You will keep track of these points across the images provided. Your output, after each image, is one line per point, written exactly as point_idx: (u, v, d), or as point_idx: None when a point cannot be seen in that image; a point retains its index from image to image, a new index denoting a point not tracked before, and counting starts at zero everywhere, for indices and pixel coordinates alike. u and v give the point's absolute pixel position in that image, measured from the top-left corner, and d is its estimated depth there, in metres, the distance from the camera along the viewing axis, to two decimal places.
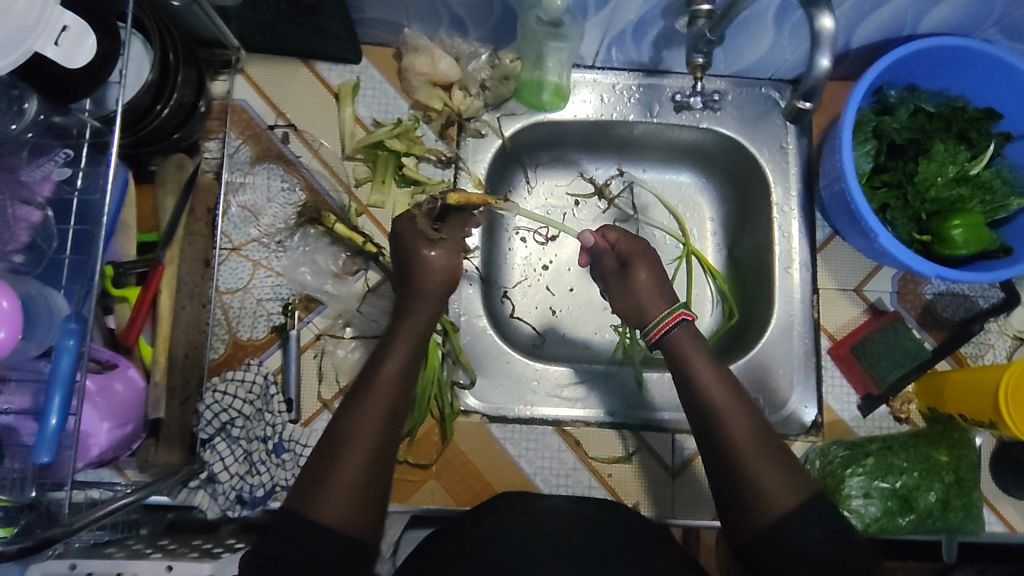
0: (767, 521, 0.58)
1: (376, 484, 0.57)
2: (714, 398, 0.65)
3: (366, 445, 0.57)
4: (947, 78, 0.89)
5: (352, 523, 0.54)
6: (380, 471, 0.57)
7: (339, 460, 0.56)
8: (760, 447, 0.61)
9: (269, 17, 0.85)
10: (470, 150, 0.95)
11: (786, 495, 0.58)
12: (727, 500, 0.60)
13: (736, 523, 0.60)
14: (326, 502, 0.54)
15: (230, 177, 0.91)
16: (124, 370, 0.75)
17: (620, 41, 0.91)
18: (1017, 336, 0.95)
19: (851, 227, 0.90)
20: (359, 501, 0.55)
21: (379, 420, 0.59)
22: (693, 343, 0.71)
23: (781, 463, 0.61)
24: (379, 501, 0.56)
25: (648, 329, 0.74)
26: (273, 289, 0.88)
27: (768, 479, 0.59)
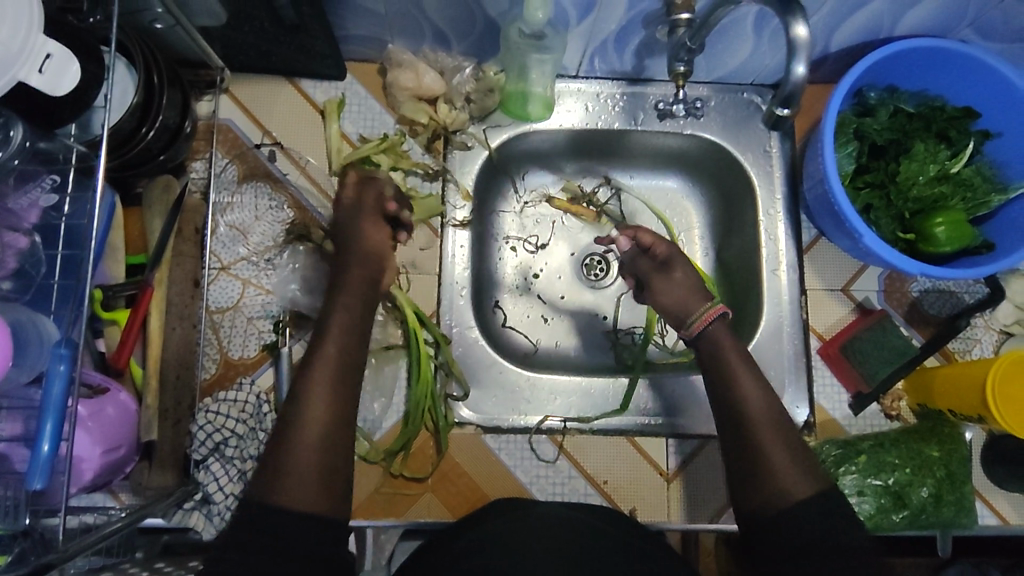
0: (784, 503, 0.60)
1: (334, 465, 0.60)
2: (741, 390, 0.67)
3: (319, 428, 0.60)
4: (925, 79, 0.90)
5: (315, 502, 0.58)
6: (336, 452, 0.60)
7: (292, 446, 0.59)
8: (778, 440, 0.64)
9: (253, 37, 0.85)
10: (456, 162, 0.96)
11: (804, 487, 0.61)
12: (742, 485, 0.63)
13: (751, 510, 0.62)
14: (285, 489, 0.57)
15: (217, 198, 0.91)
16: (115, 395, 0.75)
17: (603, 51, 0.92)
18: (1004, 331, 0.96)
19: (836, 228, 0.91)
20: (317, 482, 0.58)
21: (326, 404, 0.62)
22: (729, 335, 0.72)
23: (801, 457, 0.63)
24: (337, 479, 0.60)
25: (691, 322, 0.74)
26: (263, 307, 0.88)
27: (785, 469, 0.62)
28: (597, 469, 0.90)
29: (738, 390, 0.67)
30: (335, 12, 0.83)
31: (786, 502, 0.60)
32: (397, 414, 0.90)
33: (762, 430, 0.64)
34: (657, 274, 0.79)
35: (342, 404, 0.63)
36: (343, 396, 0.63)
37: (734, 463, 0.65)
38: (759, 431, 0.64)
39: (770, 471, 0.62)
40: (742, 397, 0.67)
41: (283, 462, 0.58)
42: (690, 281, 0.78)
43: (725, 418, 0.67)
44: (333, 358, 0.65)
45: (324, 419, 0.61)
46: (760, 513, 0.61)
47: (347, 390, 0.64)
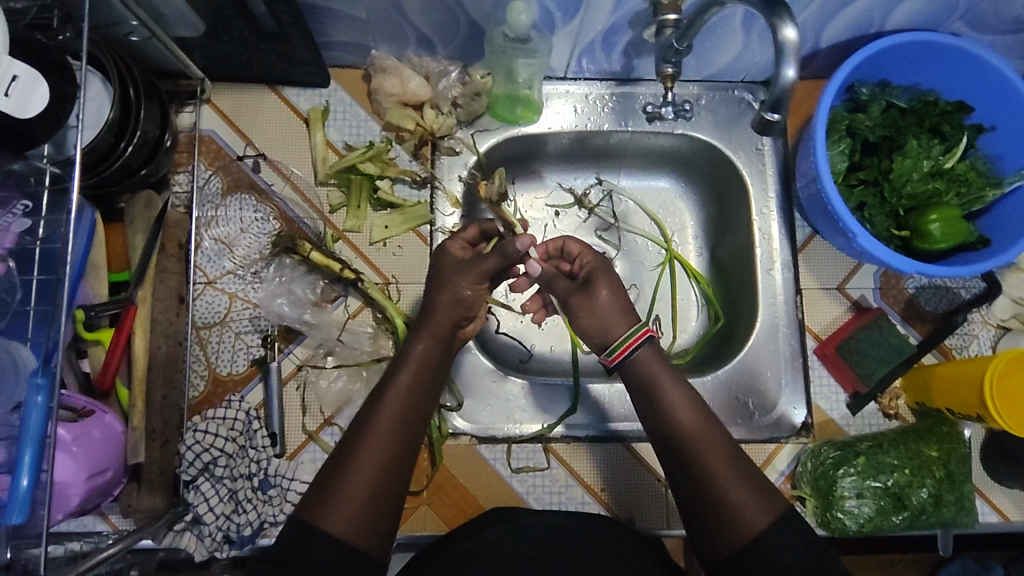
0: (743, 536, 0.60)
1: (384, 499, 0.60)
2: (679, 422, 0.66)
3: (377, 460, 0.60)
4: (918, 73, 0.89)
5: (356, 534, 0.57)
6: (389, 485, 0.60)
7: (351, 472, 0.60)
8: (729, 466, 0.64)
9: (233, 46, 0.84)
10: (444, 169, 0.94)
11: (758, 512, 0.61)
12: (702, 520, 0.63)
13: (708, 545, 0.62)
14: (332, 513, 0.57)
15: (200, 212, 0.88)
16: (101, 416, 0.74)
17: (591, 52, 0.90)
18: (1001, 326, 0.95)
19: (830, 227, 0.90)
20: (364, 514, 0.58)
21: (390, 439, 0.62)
22: (659, 362, 0.70)
23: (753, 485, 0.63)
24: (385, 515, 0.59)
25: (609, 352, 0.72)
26: (251, 321, 0.86)
27: (739, 498, 0.62)
28: (594, 477, 0.89)
29: (682, 425, 0.66)
30: (315, 19, 0.81)
31: (748, 530, 0.60)
32: None
33: (709, 461, 0.64)
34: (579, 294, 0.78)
35: (408, 442, 0.63)
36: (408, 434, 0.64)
37: (687, 500, 0.65)
38: (707, 463, 0.64)
39: (723, 503, 0.62)
40: (689, 428, 0.66)
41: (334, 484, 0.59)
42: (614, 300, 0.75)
43: (669, 456, 0.67)
44: (402, 392, 0.65)
45: (384, 450, 0.61)
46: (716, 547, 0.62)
47: (412, 428, 0.64)
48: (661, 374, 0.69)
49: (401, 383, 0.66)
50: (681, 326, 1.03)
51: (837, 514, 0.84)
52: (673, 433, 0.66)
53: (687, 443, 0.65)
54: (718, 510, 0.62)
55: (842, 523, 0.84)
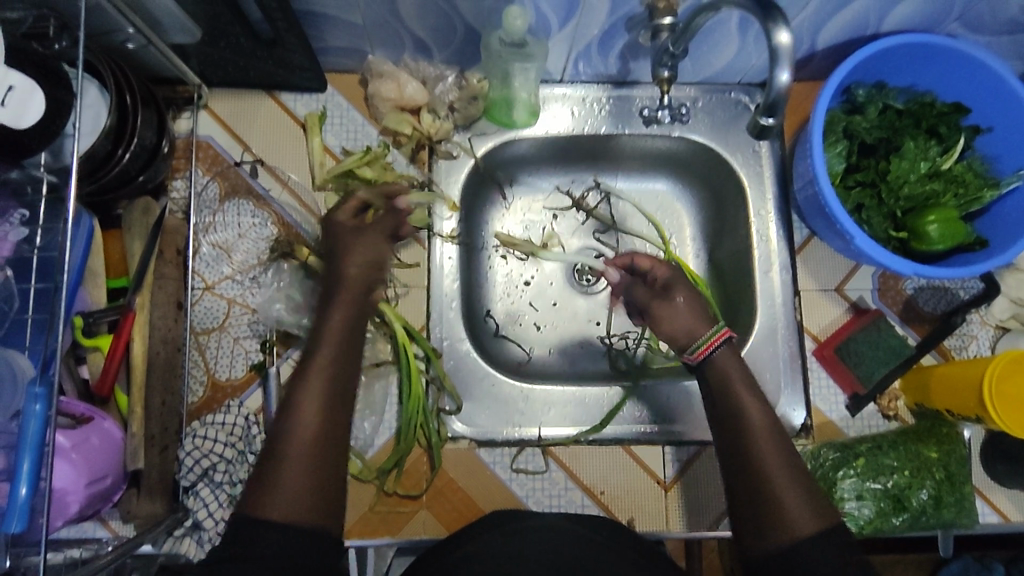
0: (788, 539, 0.59)
1: (328, 478, 0.58)
2: (746, 419, 0.67)
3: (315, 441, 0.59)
4: (913, 74, 0.89)
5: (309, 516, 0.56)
6: (328, 462, 0.59)
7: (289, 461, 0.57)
8: (785, 467, 0.63)
9: (229, 52, 0.84)
10: (442, 173, 0.94)
11: (808, 519, 0.60)
12: (749, 519, 0.62)
13: (752, 544, 0.61)
14: (279, 502, 0.56)
15: (199, 217, 0.89)
16: (100, 423, 0.74)
17: (587, 56, 0.90)
18: (999, 326, 0.95)
19: (827, 229, 0.90)
20: (314, 496, 0.57)
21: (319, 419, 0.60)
22: (735, 361, 0.71)
23: (809, 490, 0.62)
24: (334, 492, 0.58)
25: (693, 351, 0.72)
26: (250, 326, 0.86)
27: (796, 504, 0.61)
28: (595, 481, 0.89)
29: (744, 423, 0.66)
30: (312, 25, 0.81)
31: (791, 536, 0.59)
32: (388, 432, 0.89)
33: (769, 460, 0.64)
34: (657, 300, 0.79)
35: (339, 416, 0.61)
36: (337, 408, 0.62)
37: (738, 499, 0.64)
38: (764, 462, 0.64)
39: (774, 503, 0.61)
40: (752, 430, 0.66)
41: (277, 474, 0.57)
42: (690, 303, 0.77)
43: (727, 449, 0.66)
44: (325, 369, 0.63)
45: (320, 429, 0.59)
46: (759, 547, 0.61)
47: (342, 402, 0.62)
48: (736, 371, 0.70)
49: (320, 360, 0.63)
50: None
51: (838, 516, 0.84)
52: (736, 428, 0.66)
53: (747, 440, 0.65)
54: (768, 509, 0.61)
55: (843, 525, 0.84)
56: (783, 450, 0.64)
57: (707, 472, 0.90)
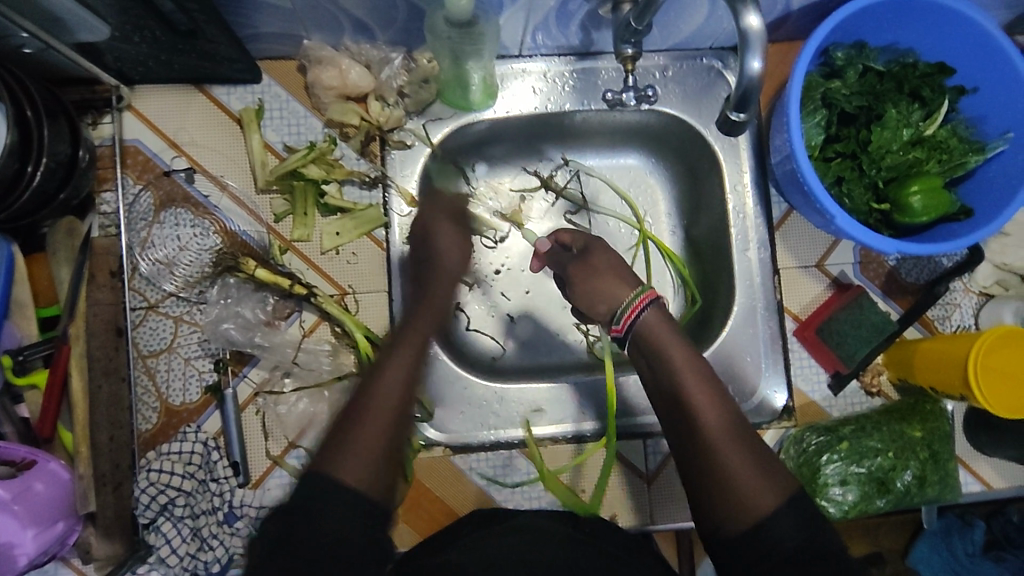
0: (745, 521, 0.59)
1: (394, 451, 0.59)
2: (688, 400, 0.67)
3: (385, 425, 0.60)
4: (896, 32, 0.83)
5: (368, 481, 0.56)
6: (399, 431, 0.61)
7: (361, 435, 0.58)
8: (733, 441, 0.64)
9: (146, 48, 0.75)
10: (396, 166, 0.86)
11: (763, 493, 0.60)
12: (706, 503, 0.63)
13: (716, 524, 0.61)
14: (345, 460, 0.57)
15: (133, 230, 0.81)
16: (44, 465, 0.71)
17: (545, 26, 0.83)
18: (983, 293, 0.92)
19: (806, 205, 0.85)
20: (377, 460, 0.57)
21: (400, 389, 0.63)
22: (664, 325, 0.73)
23: (759, 462, 0.62)
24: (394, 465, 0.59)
25: (617, 321, 0.75)
26: (200, 345, 0.80)
27: (745, 481, 0.61)
28: (575, 480, 0.87)
29: (689, 400, 0.67)
30: (235, 13, 0.72)
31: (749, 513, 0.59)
32: None
33: (715, 437, 0.64)
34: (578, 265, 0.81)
35: (410, 402, 0.63)
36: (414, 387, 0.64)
37: (691, 481, 0.65)
38: (710, 437, 0.65)
39: (723, 479, 0.62)
40: (698, 408, 0.66)
41: (343, 447, 0.57)
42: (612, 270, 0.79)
43: (675, 430, 0.67)
44: (403, 361, 0.65)
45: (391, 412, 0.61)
46: (721, 530, 0.61)
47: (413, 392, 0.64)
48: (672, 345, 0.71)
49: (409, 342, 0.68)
50: None
51: (823, 502, 0.82)
52: (682, 402, 0.67)
53: (697, 425, 0.66)
54: (721, 486, 0.62)
55: (828, 511, 0.82)
56: (729, 426, 0.65)
57: None
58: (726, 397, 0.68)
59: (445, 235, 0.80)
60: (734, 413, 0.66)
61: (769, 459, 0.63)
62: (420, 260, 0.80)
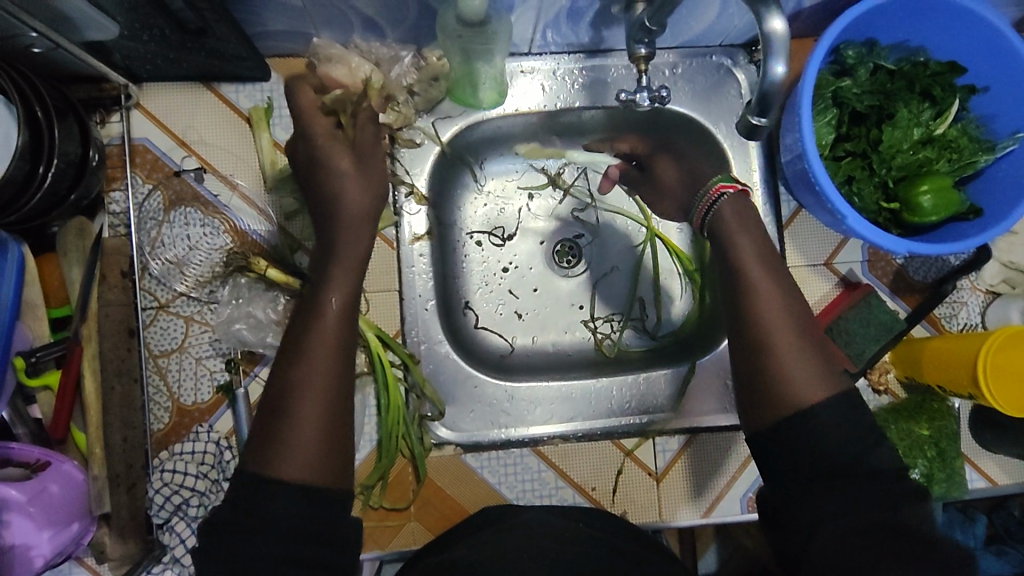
0: (792, 408, 0.59)
1: (337, 435, 0.57)
2: (758, 299, 0.64)
3: (322, 393, 0.58)
4: (906, 31, 0.83)
5: (319, 474, 0.55)
6: (338, 414, 0.58)
7: (296, 414, 0.56)
8: (793, 342, 0.61)
9: (155, 46, 0.74)
10: (405, 164, 0.89)
11: (812, 387, 0.59)
12: (754, 392, 0.61)
13: (755, 413, 0.61)
14: (285, 459, 0.54)
15: (142, 230, 0.81)
16: (58, 466, 0.72)
17: (556, 24, 0.82)
18: (990, 291, 0.93)
19: (816, 204, 0.85)
20: (322, 453, 0.55)
21: (327, 367, 0.59)
22: (737, 212, 0.70)
23: (813, 353, 0.61)
24: (342, 449, 0.57)
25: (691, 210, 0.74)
26: (212, 345, 0.80)
27: (799, 370, 0.60)
28: (586, 478, 0.87)
29: (751, 283, 0.64)
30: (245, 11, 0.72)
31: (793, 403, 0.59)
32: (370, 443, 0.85)
33: (774, 325, 0.62)
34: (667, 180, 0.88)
35: (345, 365, 0.60)
36: (343, 362, 0.60)
37: (742, 369, 0.63)
38: (767, 325, 0.62)
39: (776, 369, 0.60)
40: (758, 295, 0.64)
41: (280, 427, 0.55)
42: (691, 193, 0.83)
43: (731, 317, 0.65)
44: (331, 325, 0.61)
45: (325, 382, 0.58)
46: (762, 417, 0.60)
47: (346, 354, 0.61)
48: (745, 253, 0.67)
49: (330, 310, 0.62)
50: (666, 308, 1.00)
51: None
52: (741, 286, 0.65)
53: (755, 310, 0.63)
54: (767, 380, 0.60)
55: None
56: (787, 313, 0.63)
57: (705, 462, 0.88)
58: (794, 298, 0.64)
59: (340, 176, 0.69)
60: (795, 301, 0.64)
61: (824, 352, 0.62)
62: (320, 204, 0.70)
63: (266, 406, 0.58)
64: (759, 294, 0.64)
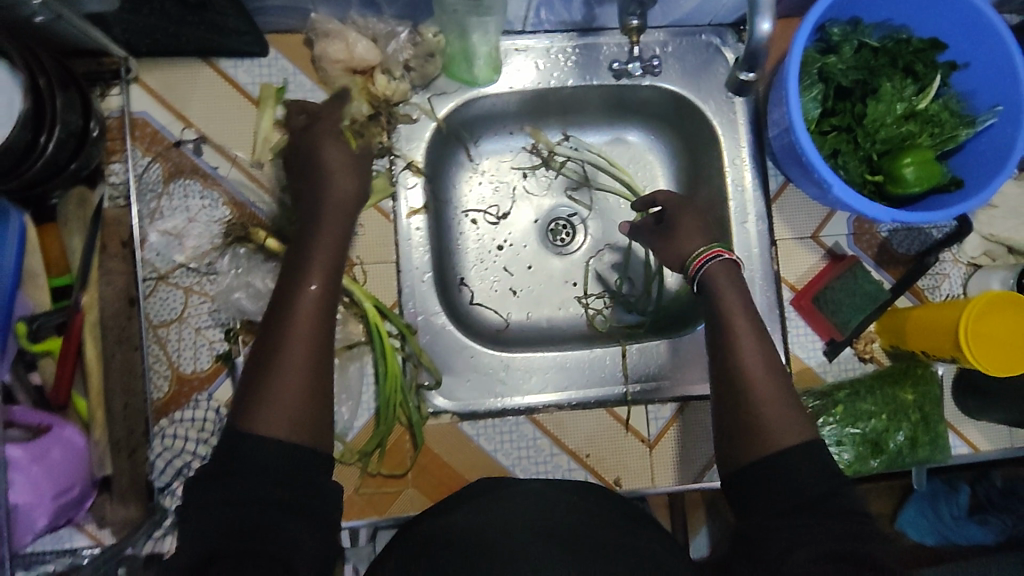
0: (765, 452, 0.65)
1: (318, 397, 0.63)
2: (745, 364, 0.70)
3: (305, 357, 0.63)
4: (888, 9, 0.86)
5: (298, 433, 0.60)
6: (320, 378, 0.64)
7: (278, 373, 0.62)
8: (774, 399, 0.68)
9: (155, 18, 0.76)
10: (403, 139, 0.90)
11: (790, 432, 0.65)
12: (735, 439, 0.67)
13: (737, 453, 0.67)
14: (268, 420, 0.59)
15: (142, 202, 0.82)
16: (60, 432, 0.73)
17: (549, 2, 0.84)
18: (971, 263, 0.96)
19: (803, 176, 0.88)
20: (304, 413, 0.61)
21: (308, 334, 0.65)
22: (723, 279, 0.77)
23: (793, 407, 0.68)
24: (323, 410, 0.63)
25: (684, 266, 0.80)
26: (211, 316, 0.81)
27: (778, 425, 0.66)
28: (580, 444, 0.88)
29: (736, 344, 0.71)
30: None
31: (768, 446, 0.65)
32: (368, 412, 0.87)
33: (759, 387, 0.69)
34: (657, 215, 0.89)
35: (326, 329, 0.66)
36: (324, 328, 0.66)
37: (723, 419, 0.69)
38: (750, 382, 0.69)
39: (757, 423, 0.67)
40: (742, 358, 0.71)
41: (266, 388, 0.61)
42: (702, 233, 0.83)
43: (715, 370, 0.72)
44: (311, 300, 0.67)
45: (306, 354, 0.64)
46: (738, 459, 0.66)
47: (325, 327, 0.66)
48: (727, 291, 0.76)
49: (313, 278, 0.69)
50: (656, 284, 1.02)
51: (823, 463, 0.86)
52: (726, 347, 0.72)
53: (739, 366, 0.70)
54: (749, 428, 0.67)
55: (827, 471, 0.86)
56: (767, 373, 0.70)
57: (697, 428, 0.90)
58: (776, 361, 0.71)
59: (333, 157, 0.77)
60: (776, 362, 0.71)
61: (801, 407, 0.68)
62: (312, 176, 0.77)
63: (251, 367, 0.64)
64: (741, 340, 0.72)
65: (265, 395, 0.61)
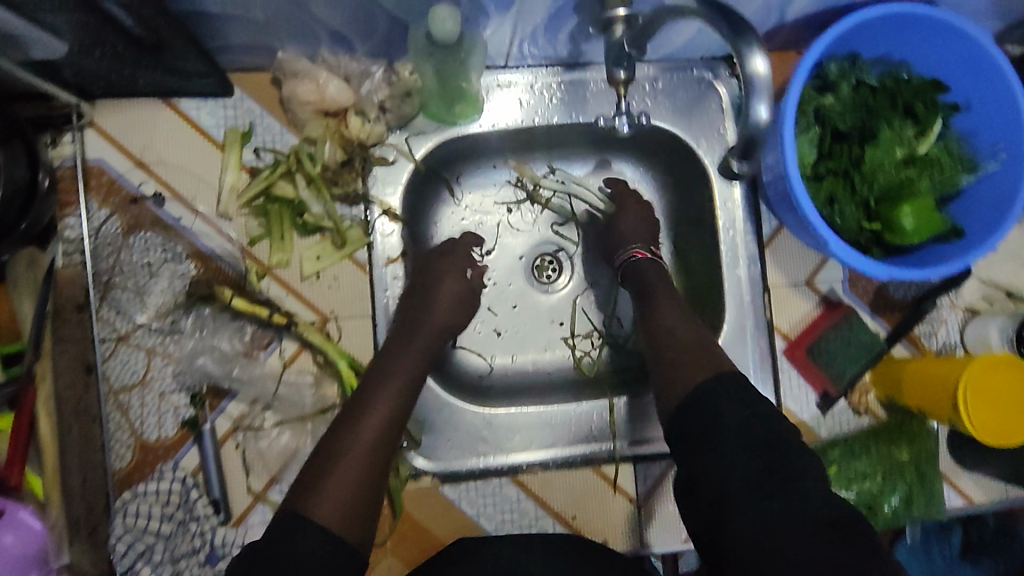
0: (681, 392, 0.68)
1: (371, 496, 0.63)
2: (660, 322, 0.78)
3: (368, 447, 0.65)
4: (890, 44, 0.82)
5: (343, 525, 0.59)
6: (376, 475, 0.64)
7: (344, 459, 0.63)
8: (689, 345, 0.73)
9: (108, 61, 0.70)
10: (378, 182, 0.84)
11: (701, 371, 0.69)
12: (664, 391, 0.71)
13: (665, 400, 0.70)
14: (321, 502, 0.59)
15: (98, 258, 0.77)
16: (13, 514, 0.67)
17: (533, 39, 0.79)
18: (969, 308, 0.92)
19: (797, 224, 0.84)
20: (354, 506, 0.61)
21: (381, 429, 0.67)
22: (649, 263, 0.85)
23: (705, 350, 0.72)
24: (369, 510, 0.62)
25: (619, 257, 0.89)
26: (175, 379, 0.77)
27: (691, 366, 0.70)
28: (566, 506, 0.86)
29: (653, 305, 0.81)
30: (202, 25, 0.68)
31: (682, 392, 0.68)
32: None
33: (677, 337, 0.74)
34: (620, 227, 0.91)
35: (395, 428, 0.68)
36: (395, 426, 0.69)
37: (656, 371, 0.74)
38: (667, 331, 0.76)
39: (673, 366, 0.72)
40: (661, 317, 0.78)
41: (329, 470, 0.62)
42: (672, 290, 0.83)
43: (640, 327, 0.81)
44: (392, 394, 0.70)
45: (373, 445, 0.65)
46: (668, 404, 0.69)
47: (396, 425, 0.68)
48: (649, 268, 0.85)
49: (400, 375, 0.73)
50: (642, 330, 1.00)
51: None
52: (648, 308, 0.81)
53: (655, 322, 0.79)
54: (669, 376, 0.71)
55: None
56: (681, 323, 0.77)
57: None
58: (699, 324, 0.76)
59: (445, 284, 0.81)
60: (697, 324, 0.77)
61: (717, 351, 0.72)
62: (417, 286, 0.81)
63: (320, 451, 0.66)
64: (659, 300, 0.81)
65: (326, 478, 0.61)
